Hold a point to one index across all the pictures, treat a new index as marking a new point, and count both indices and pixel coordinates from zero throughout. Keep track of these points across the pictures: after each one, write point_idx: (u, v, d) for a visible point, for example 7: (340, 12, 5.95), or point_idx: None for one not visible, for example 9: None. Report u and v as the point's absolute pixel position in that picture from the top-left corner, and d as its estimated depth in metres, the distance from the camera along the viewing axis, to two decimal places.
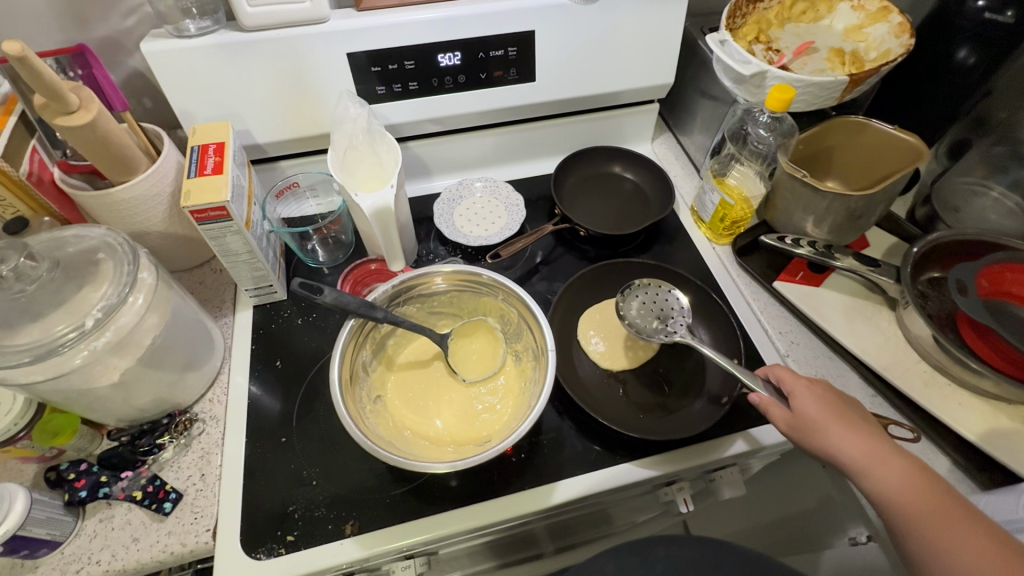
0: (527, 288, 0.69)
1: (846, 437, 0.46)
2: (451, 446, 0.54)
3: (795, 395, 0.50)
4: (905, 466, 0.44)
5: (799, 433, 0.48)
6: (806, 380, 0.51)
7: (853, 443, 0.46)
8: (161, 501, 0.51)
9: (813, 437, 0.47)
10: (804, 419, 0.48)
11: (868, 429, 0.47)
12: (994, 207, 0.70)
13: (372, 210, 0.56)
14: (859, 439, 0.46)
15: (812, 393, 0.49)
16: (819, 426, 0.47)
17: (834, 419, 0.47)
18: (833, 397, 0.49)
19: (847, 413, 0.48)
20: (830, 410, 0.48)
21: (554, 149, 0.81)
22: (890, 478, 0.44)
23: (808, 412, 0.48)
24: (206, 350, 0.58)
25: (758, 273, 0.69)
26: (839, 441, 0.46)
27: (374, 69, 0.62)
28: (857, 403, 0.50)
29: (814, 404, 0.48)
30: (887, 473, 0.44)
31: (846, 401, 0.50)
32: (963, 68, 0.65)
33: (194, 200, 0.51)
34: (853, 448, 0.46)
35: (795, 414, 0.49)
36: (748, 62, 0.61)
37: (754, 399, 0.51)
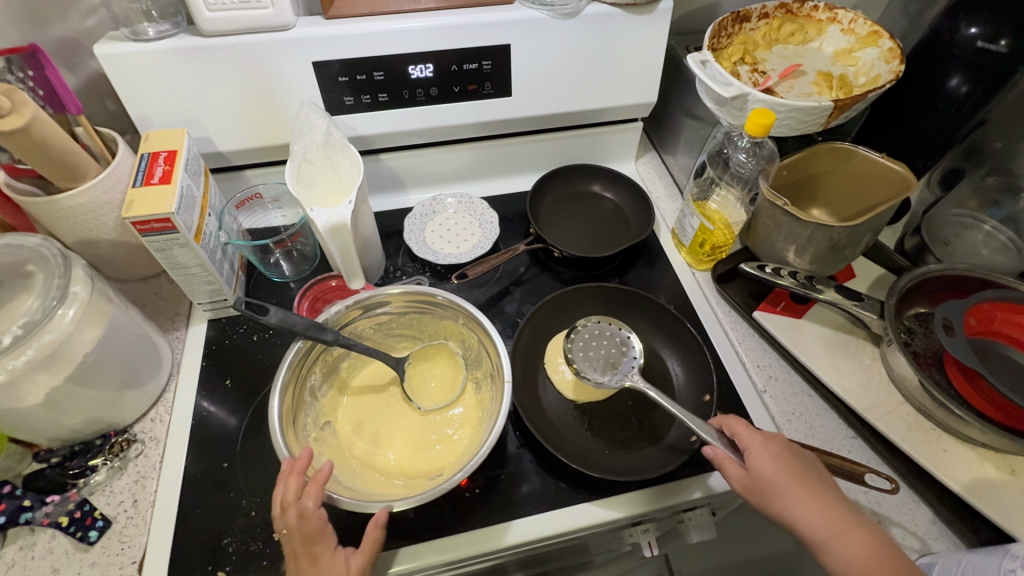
0: (496, 310, 0.66)
1: (804, 503, 0.44)
2: (400, 480, 0.51)
3: (751, 452, 0.46)
4: (863, 539, 0.42)
5: (754, 495, 0.46)
6: (762, 434, 0.48)
7: (811, 510, 0.43)
8: (86, 528, 0.48)
9: (770, 500, 0.45)
10: (760, 480, 0.45)
11: (826, 493, 0.44)
12: (986, 241, 0.67)
13: (327, 226, 0.53)
14: (817, 504, 0.44)
15: (769, 450, 0.46)
16: (775, 489, 0.44)
17: (791, 481, 0.44)
18: (789, 455, 0.46)
19: (804, 474, 0.45)
20: (787, 472, 0.45)
21: (533, 166, 0.79)
22: (849, 552, 0.41)
23: (765, 472, 0.45)
24: (149, 367, 0.55)
25: (738, 302, 0.66)
26: (796, 507, 0.44)
27: (343, 79, 0.60)
28: (812, 458, 0.48)
29: (771, 463, 0.45)
30: (846, 547, 0.42)
31: (803, 458, 0.47)
32: (956, 96, 0.62)
33: (136, 211, 0.49)
34: (811, 514, 0.43)
35: (751, 474, 0.46)
36: (728, 83, 0.59)
37: (709, 454, 0.48)
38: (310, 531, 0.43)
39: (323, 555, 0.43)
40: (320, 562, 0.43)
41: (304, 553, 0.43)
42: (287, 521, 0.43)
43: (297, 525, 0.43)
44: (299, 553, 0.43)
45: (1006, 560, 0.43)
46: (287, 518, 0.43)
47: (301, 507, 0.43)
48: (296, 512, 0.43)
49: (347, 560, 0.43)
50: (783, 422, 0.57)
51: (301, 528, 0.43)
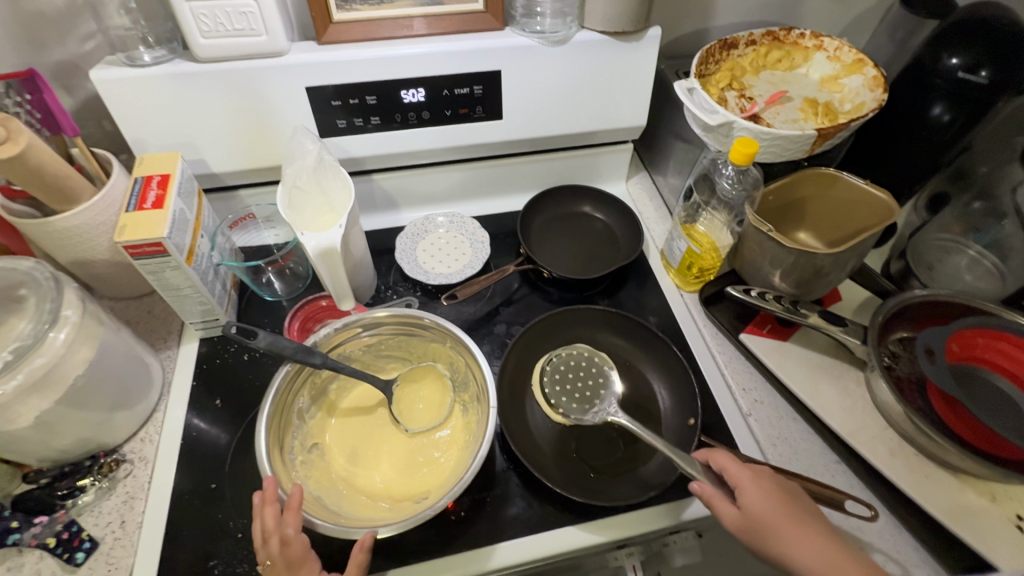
0: (486, 331, 0.67)
1: (799, 540, 0.44)
2: (386, 503, 0.51)
3: (742, 490, 0.47)
4: (857, 570, 0.43)
5: (748, 533, 0.46)
6: (749, 469, 0.48)
7: (805, 546, 0.44)
8: (74, 550, 0.49)
9: (765, 538, 0.45)
10: (753, 519, 0.46)
11: (817, 526, 0.45)
12: (969, 266, 0.68)
13: (316, 251, 0.54)
14: (811, 538, 0.45)
15: (758, 486, 0.47)
16: (770, 528, 0.45)
17: (784, 518, 0.45)
18: (778, 489, 0.47)
19: (795, 508, 0.46)
20: (779, 509, 0.45)
21: (525, 186, 0.80)
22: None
23: (756, 510, 0.46)
24: (140, 388, 0.56)
25: (725, 324, 0.66)
26: (791, 544, 0.44)
27: (336, 103, 0.61)
28: (798, 488, 0.49)
29: (763, 500, 0.46)
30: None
31: (790, 491, 0.48)
32: (939, 124, 0.63)
33: (128, 235, 0.49)
34: (806, 549, 0.44)
35: (744, 513, 0.46)
36: (714, 111, 0.60)
37: (697, 492, 0.48)
38: (295, 557, 0.43)
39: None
40: None
41: None
42: (271, 549, 0.43)
43: (282, 552, 0.43)
44: None
45: None
46: (270, 547, 0.43)
47: (282, 535, 0.43)
48: (278, 540, 0.43)
49: None
50: (768, 446, 0.58)
51: (284, 555, 0.43)
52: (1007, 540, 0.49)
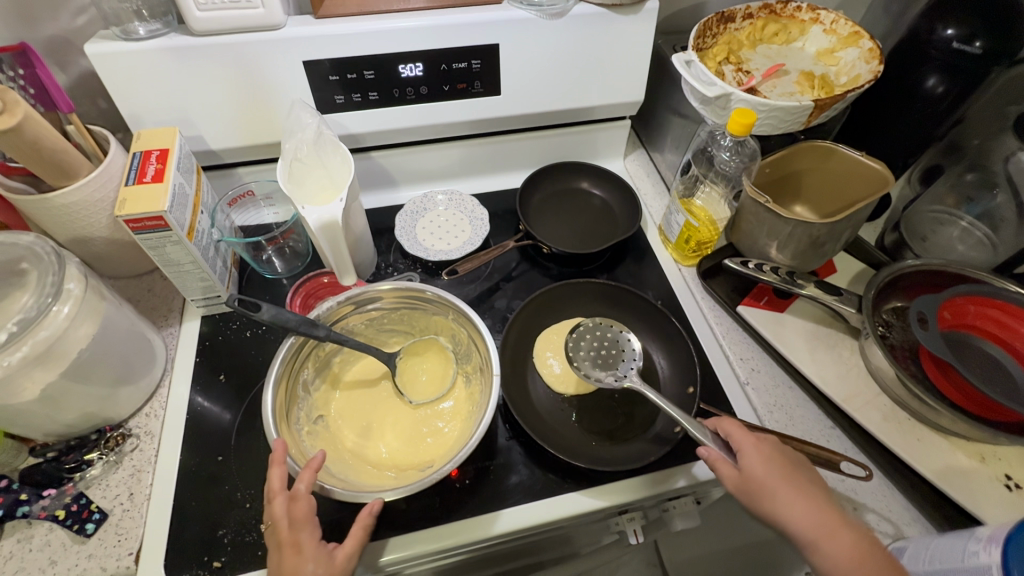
0: (486, 306, 0.67)
1: (794, 502, 0.46)
2: (392, 472, 0.52)
3: (744, 452, 0.48)
4: (849, 538, 0.44)
5: (746, 494, 0.47)
6: (752, 435, 0.50)
7: (801, 509, 0.45)
8: (83, 521, 0.49)
9: (762, 500, 0.46)
10: (752, 480, 0.47)
11: (814, 492, 0.47)
12: (961, 237, 0.69)
13: (319, 224, 0.54)
14: (806, 503, 0.46)
15: (760, 450, 0.48)
16: (768, 489, 0.46)
17: (783, 481, 0.46)
18: (778, 455, 0.48)
19: (794, 473, 0.47)
20: (778, 473, 0.47)
21: (523, 163, 0.80)
22: (837, 551, 0.43)
23: (757, 473, 0.47)
24: (143, 363, 0.56)
25: (723, 296, 0.67)
26: (786, 506, 0.46)
27: (334, 78, 0.61)
28: (799, 457, 0.50)
29: (764, 464, 0.47)
30: (834, 547, 0.44)
31: (791, 459, 0.49)
32: (933, 96, 0.63)
33: (129, 209, 0.49)
34: (801, 513, 0.45)
35: (744, 474, 0.47)
36: (712, 83, 0.60)
37: (702, 455, 0.49)
38: (299, 515, 0.44)
39: (308, 542, 0.43)
40: (304, 550, 0.43)
41: (290, 540, 0.43)
42: (275, 508, 0.44)
43: (286, 509, 0.44)
44: (284, 540, 0.43)
45: (971, 543, 0.43)
46: (275, 505, 0.44)
47: (293, 490, 0.45)
48: (286, 497, 0.45)
49: (332, 551, 0.44)
50: (765, 413, 0.59)
51: (289, 512, 0.44)
52: (996, 498, 0.51)
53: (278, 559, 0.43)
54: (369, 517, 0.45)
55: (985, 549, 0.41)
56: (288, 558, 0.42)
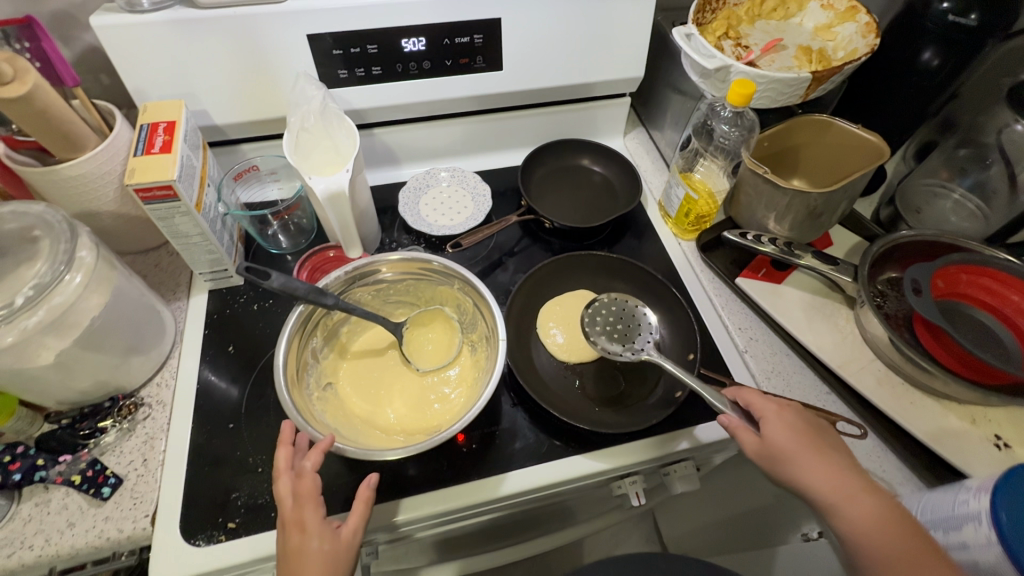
0: (489, 280, 0.68)
1: (814, 468, 0.46)
2: (401, 436, 0.53)
3: (764, 420, 0.49)
4: (870, 501, 0.44)
5: (766, 461, 0.48)
6: (773, 403, 0.50)
7: (821, 474, 0.46)
8: (99, 485, 0.50)
9: (781, 465, 0.47)
10: (771, 446, 0.48)
11: (837, 457, 0.47)
12: (955, 209, 0.71)
13: (326, 194, 0.55)
14: (828, 468, 0.46)
15: (780, 417, 0.49)
16: (788, 454, 0.47)
17: (803, 447, 0.47)
18: (800, 422, 0.49)
19: (817, 440, 0.48)
20: (798, 440, 0.47)
21: (524, 140, 0.81)
22: (857, 514, 0.44)
23: (776, 439, 0.48)
24: (154, 334, 0.57)
25: (722, 269, 0.69)
26: (806, 472, 0.46)
27: (337, 52, 0.61)
28: (825, 425, 0.50)
29: (784, 431, 0.48)
30: (854, 510, 0.44)
31: (816, 427, 0.49)
32: (928, 69, 0.64)
33: (138, 178, 0.50)
34: (822, 477, 0.46)
35: (764, 441, 0.48)
36: (711, 56, 0.61)
37: (723, 422, 0.50)
38: (304, 492, 0.44)
39: (311, 519, 0.44)
40: (308, 527, 0.43)
41: (294, 516, 0.44)
42: (281, 486, 0.45)
43: (292, 485, 0.45)
44: (288, 516, 0.44)
45: (961, 493, 0.45)
46: (283, 480, 0.45)
47: (299, 467, 0.46)
48: (292, 474, 0.46)
49: (337, 528, 0.45)
50: (763, 379, 0.61)
51: (295, 488, 0.45)
52: (985, 456, 0.53)
53: (283, 537, 0.44)
54: (367, 491, 0.46)
55: (975, 497, 0.44)
56: (292, 535, 0.43)
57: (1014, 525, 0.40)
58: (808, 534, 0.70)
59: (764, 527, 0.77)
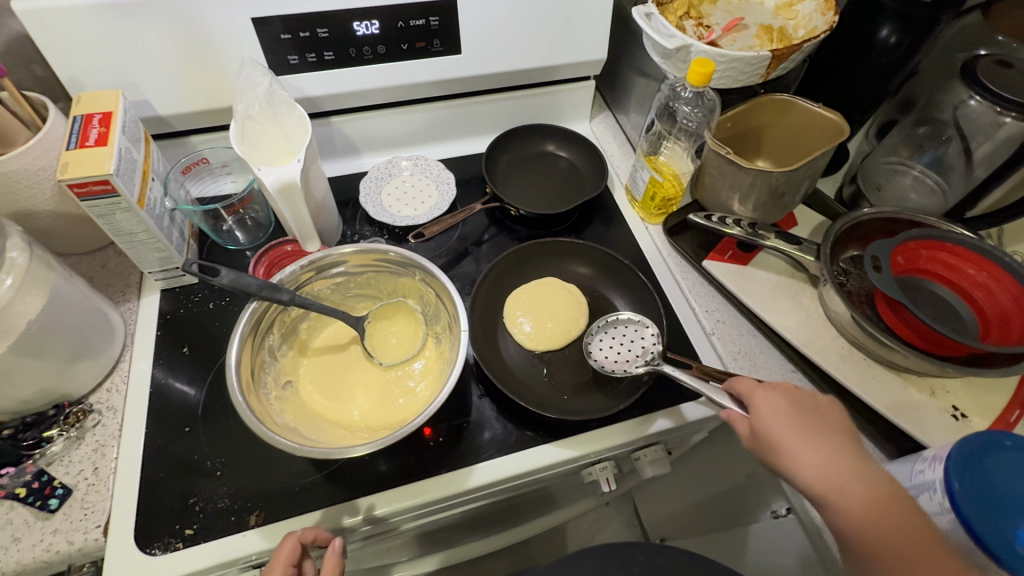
0: (455, 270, 0.67)
1: (804, 453, 0.46)
2: (365, 433, 0.52)
3: (755, 408, 0.49)
4: (861, 487, 0.44)
5: (760, 448, 0.49)
6: (764, 388, 0.50)
7: (808, 459, 0.46)
8: (46, 497, 0.48)
9: (771, 451, 0.47)
10: (761, 433, 0.48)
11: (830, 442, 0.47)
12: (915, 186, 0.71)
13: (276, 185, 0.53)
14: (819, 452, 0.46)
15: (770, 402, 0.49)
16: (777, 439, 0.47)
17: (793, 431, 0.47)
18: (791, 407, 0.48)
19: (808, 423, 0.47)
20: (787, 425, 0.47)
21: (488, 127, 0.79)
22: (844, 500, 0.44)
23: (765, 426, 0.48)
24: (101, 338, 0.55)
25: (689, 252, 0.68)
26: (796, 458, 0.46)
27: (285, 37, 0.58)
28: (826, 407, 0.50)
29: (773, 415, 0.48)
30: (842, 495, 0.44)
31: (808, 411, 0.49)
32: (886, 46, 0.64)
33: (71, 173, 0.47)
34: (810, 462, 0.46)
35: (756, 429, 0.48)
36: (671, 35, 0.60)
37: (724, 416, 0.51)
38: (279, 557, 0.45)
39: None
40: None
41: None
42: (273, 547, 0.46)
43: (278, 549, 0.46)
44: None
45: (918, 463, 0.46)
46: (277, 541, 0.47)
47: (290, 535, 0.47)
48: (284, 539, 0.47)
49: None
50: (730, 360, 0.61)
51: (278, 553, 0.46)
52: (944, 427, 0.54)
53: None
54: (336, 556, 0.47)
55: (931, 467, 0.45)
56: None
57: (965, 495, 0.41)
58: (776, 510, 0.68)
59: (735, 507, 0.78)
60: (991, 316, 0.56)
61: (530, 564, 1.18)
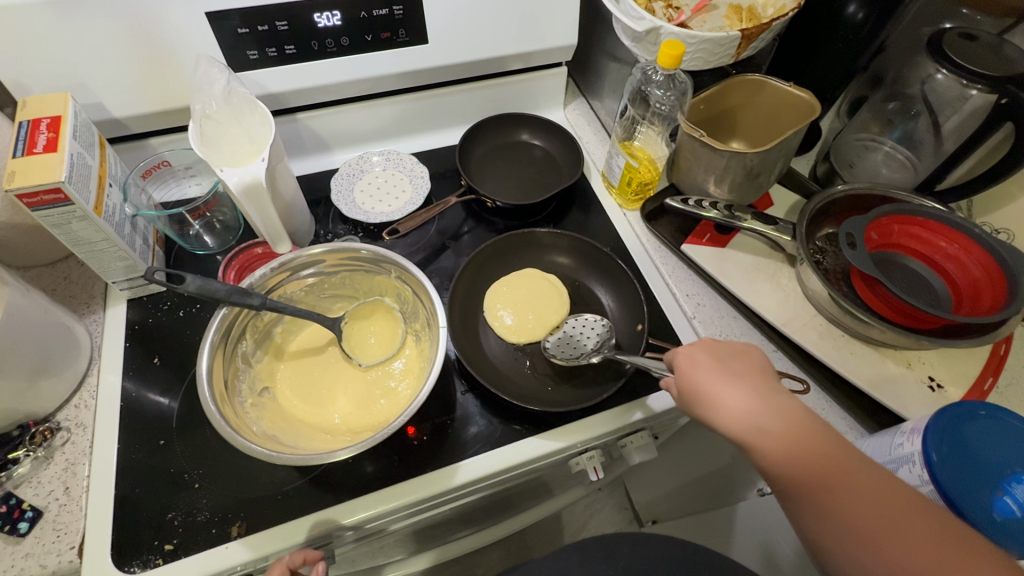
0: (433, 265, 0.66)
1: (726, 407, 0.43)
2: (346, 436, 0.52)
3: (680, 369, 0.46)
4: (782, 427, 0.41)
5: (688, 408, 0.46)
6: (685, 345, 0.48)
7: (729, 409, 0.42)
8: (15, 521, 0.46)
9: (698, 409, 0.44)
10: (687, 392, 0.45)
11: (751, 384, 0.43)
12: (886, 161, 0.72)
13: (241, 187, 0.51)
14: (739, 399, 0.43)
15: (691, 359, 0.46)
16: (699, 396, 0.44)
17: (712, 384, 0.44)
18: (714, 361, 0.45)
19: (728, 371, 0.44)
20: (710, 379, 0.44)
21: (461, 117, 0.77)
22: (766, 447, 0.41)
23: (689, 384, 0.45)
24: (64, 353, 0.52)
25: (667, 236, 0.68)
26: (719, 412, 0.43)
27: (243, 31, 0.56)
28: (754, 352, 0.46)
29: (693, 371, 0.45)
30: (763, 443, 0.41)
31: (735, 362, 0.45)
32: (854, 23, 0.64)
33: (19, 182, 0.45)
34: (731, 412, 0.42)
35: (683, 389, 0.46)
36: (640, 18, 0.59)
37: (664, 385, 0.49)
38: None
39: None
40: None
41: None
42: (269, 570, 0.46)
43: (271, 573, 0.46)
44: None
45: (897, 436, 0.47)
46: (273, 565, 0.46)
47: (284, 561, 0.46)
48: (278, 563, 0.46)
49: None
50: None
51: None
52: (921, 398, 0.55)
53: None
54: None
55: (909, 439, 0.45)
56: None
57: (944, 465, 0.41)
58: (762, 489, 0.70)
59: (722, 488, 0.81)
60: (963, 287, 0.57)
61: (526, 555, 1.18)
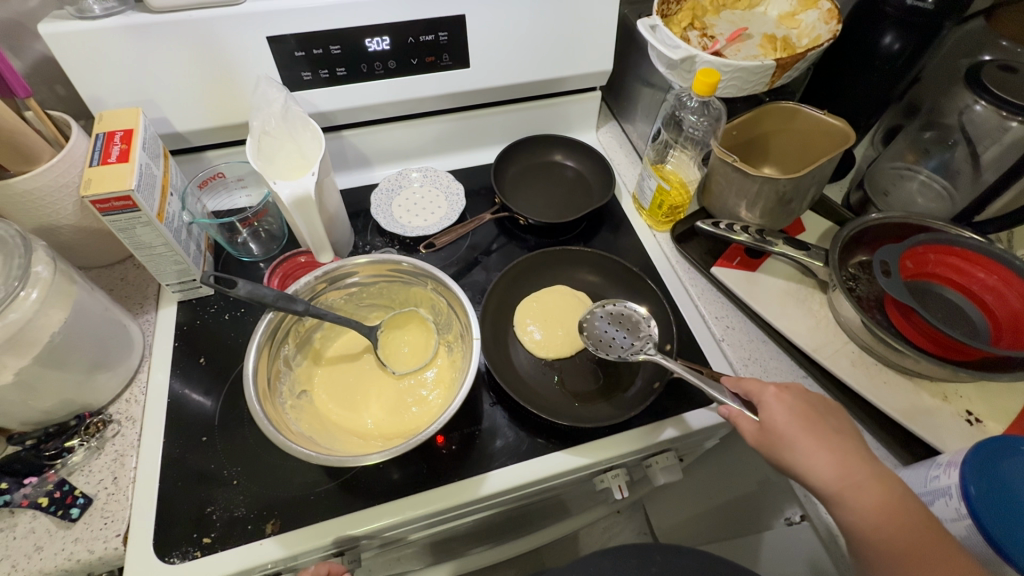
0: (466, 279, 0.68)
1: (815, 454, 0.44)
2: (380, 441, 0.53)
3: (765, 406, 0.47)
4: (879, 491, 0.43)
5: (767, 448, 0.47)
6: (775, 387, 0.49)
7: (823, 461, 0.44)
8: (68, 506, 0.49)
9: (780, 451, 0.46)
10: (770, 432, 0.47)
11: (838, 440, 0.45)
12: (921, 190, 0.71)
13: (291, 199, 0.54)
14: (827, 453, 0.44)
15: (782, 401, 0.47)
16: (786, 440, 0.46)
17: (806, 433, 0.45)
18: (803, 406, 0.47)
19: (821, 424, 0.46)
20: (799, 424, 0.46)
21: (497, 138, 0.80)
22: (860, 505, 0.42)
23: (776, 425, 0.46)
24: (121, 351, 0.56)
25: (697, 259, 0.69)
26: (807, 459, 0.45)
27: (300, 54, 0.60)
28: (834, 409, 0.49)
29: (786, 415, 0.46)
30: (858, 501, 0.42)
31: (819, 410, 0.47)
32: (890, 54, 0.65)
33: (95, 189, 0.49)
34: (819, 464, 0.44)
35: (763, 428, 0.47)
36: (676, 46, 0.62)
37: (723, 413, 0.49)
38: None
39: None
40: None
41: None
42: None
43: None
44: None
45: (933, 468, 0.46)
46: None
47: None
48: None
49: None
50: (741, 367, 0.61)
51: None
52: (958, 431, 0.54)
53: None
54: None
55: (946, 472, 0.45)
56: None
57: (982, 500, 0.41)
58: (790, 518, 0.68)
59: (747, 516, 0.79)
60: (1002, 319, 0.56)
61: (541, 568, 1.18)
